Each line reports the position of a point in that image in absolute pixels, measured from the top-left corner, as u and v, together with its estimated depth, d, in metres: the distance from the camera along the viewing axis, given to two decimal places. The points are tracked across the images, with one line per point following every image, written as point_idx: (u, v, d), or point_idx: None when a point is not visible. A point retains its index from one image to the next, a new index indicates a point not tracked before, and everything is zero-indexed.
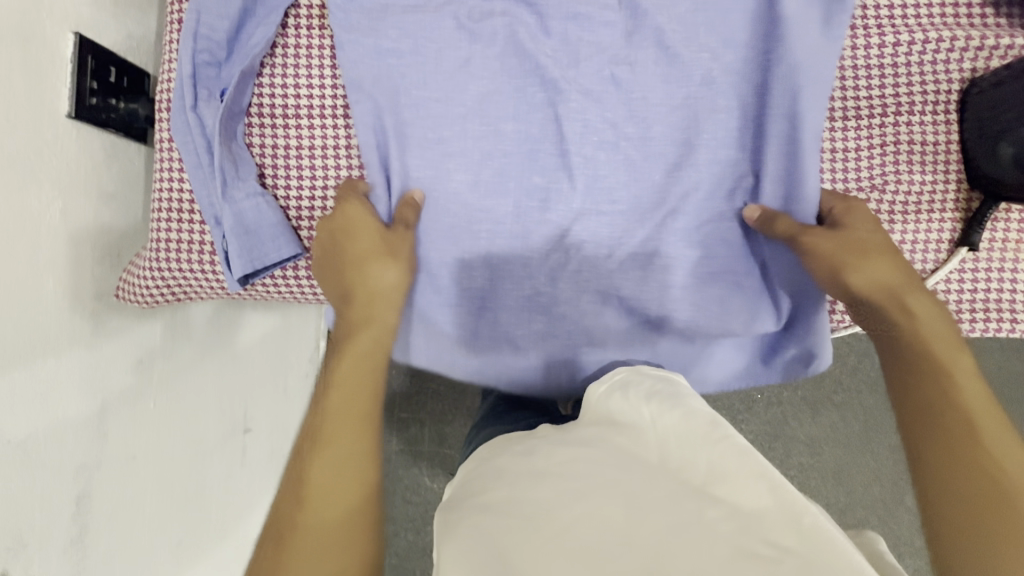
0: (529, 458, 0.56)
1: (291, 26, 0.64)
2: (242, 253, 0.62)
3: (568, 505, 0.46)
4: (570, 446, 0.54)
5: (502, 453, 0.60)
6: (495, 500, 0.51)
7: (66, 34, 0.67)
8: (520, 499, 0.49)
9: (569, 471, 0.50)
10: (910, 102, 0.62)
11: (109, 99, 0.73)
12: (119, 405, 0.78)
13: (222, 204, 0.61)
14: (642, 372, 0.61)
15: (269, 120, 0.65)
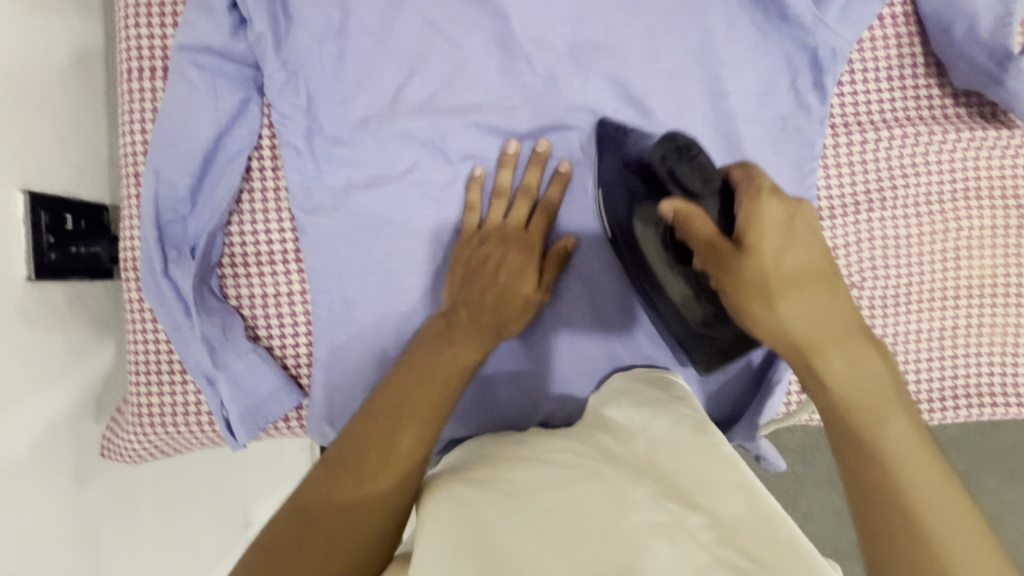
0: (519, 447, 0.57)
1: (255, 170, 0.63)
2: (246, 416, 0.60)
3: (550, 487, 0.47)
4: (568, 441, 0.55)
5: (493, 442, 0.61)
6: (478, 476, 0.52)
7: (14, 196, 0.63)
8: (503, 478, 0.50)
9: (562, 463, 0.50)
10: (882, 196, 0.63)
11: (68, 248, 0.70)
12: (107, 539, 0.74)
13: (215, 373, 0.59)
14: (633, 379, 0.62)
15: (241, 270, 0.63)
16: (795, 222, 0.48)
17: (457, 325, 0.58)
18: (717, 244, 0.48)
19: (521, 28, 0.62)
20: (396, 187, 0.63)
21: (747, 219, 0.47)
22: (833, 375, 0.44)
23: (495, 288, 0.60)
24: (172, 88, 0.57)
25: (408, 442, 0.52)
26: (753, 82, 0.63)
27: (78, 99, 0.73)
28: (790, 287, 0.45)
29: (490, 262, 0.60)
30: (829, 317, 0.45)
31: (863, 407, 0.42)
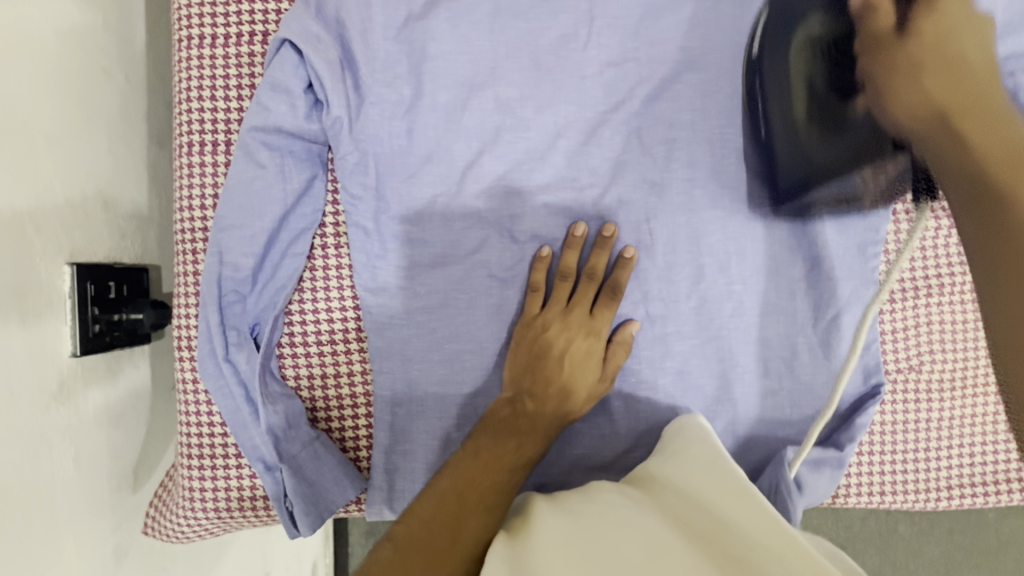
0: (555, 503, 0.54)
1: (319, 248, 0.61)
2: (309, 510, 0.58)
3: (589, 546, 0.44)
4: (603, 497, 0.52)
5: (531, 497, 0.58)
6: (516, 538, 0.49)
7: (60, 269, 0.60)
8: (539, 538, 0.47)
9: (595, 516, 0.48)
10: (941, 283, 0.64)
11: (112, 317, 0.66)
12: None
13: (280, 464, 0.57)
14: (674, 437, 0.59)
15: (301, 350, 0.61)
16: (953, 64, 0.47)
17: (523, 415, 0.58)
18: (906, 58, 0.50)
19: (593, 110, 0.62)
20: (462, 268, 0.62)
21: (933, 86, 0.47)
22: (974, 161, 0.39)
23: (560, 379, 0.60)
24: (237, 168, 0.56)
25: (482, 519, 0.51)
26: None
27: (122, 159, 0.70)
28: (972, 108, 0.43)
29: (556, 351, 0.60)
30: (986, 138, 0.40)
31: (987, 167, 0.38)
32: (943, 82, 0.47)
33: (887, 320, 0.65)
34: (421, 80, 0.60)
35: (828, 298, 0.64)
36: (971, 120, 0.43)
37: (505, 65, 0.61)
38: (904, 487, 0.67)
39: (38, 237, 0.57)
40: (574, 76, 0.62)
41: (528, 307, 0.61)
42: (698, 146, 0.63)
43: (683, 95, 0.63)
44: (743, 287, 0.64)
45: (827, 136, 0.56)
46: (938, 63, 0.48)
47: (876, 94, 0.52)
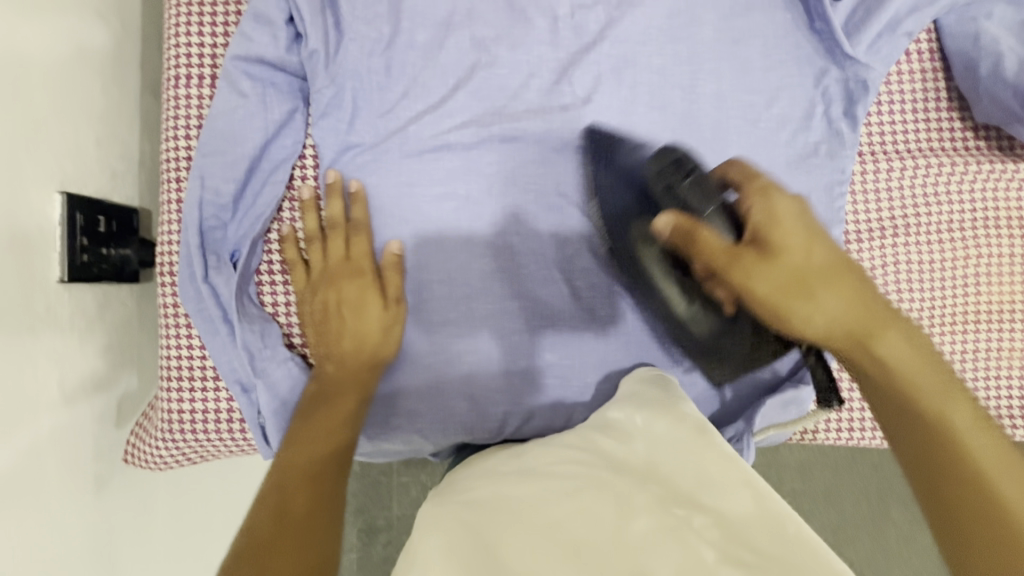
0: (518, 459, 0.56)
1: (298, 179, 0.64)
2: (282, 428, 0.61)
3: (558, 501, 0.45)
4: (566, 451, 0.53)
5: (489, 457, 0.60)
6: (477, 496, 0.50)
7: (51, 196, 0.63)
8: (504, 499, 0.48)
9: (558, 472, 0.49)
10: (905, 224, 0.66)
11: (100, 250, 0.69)
12: (122, 545, 0.71)
13: (255, 379, 0.59)
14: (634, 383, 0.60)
15: (279, 276, 0.63)
16: (777, 211, 0.53)
17: (342, 368, 0.59)
18: (730, 257, 0.52)
19: (565, 51, 0.65)
20: (435, 200, 0.63)
21: (761, 218, 0.53)
22: (865, 324, 0.50)
23: (348, 329, 0.60)
24: (220, 96, 0.59)
25: (307, 506, 0.52)
26: (785, 110, 0.66)
27: (115, 102, 0.73)
28: (813, 275, 0.51)
29: (338, 303, 0.60)
30: (851, 314, 0.50)
31: (894, 361, 0.48)
32: (829, 293, 0.51)
33: (855, 259, 0.66)
34: (398, 19, 0.63)
35: None
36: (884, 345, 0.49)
37: (481, 7, 0.64)
38: None
39: (30, 162, 0.60)
40: (546, 19, 0.65)
41: (293, 280, 0.62)
42: (667, 86, 0.65)
43: (654, 38, 0.65)
44: None
45: (702, 323, 0.60)
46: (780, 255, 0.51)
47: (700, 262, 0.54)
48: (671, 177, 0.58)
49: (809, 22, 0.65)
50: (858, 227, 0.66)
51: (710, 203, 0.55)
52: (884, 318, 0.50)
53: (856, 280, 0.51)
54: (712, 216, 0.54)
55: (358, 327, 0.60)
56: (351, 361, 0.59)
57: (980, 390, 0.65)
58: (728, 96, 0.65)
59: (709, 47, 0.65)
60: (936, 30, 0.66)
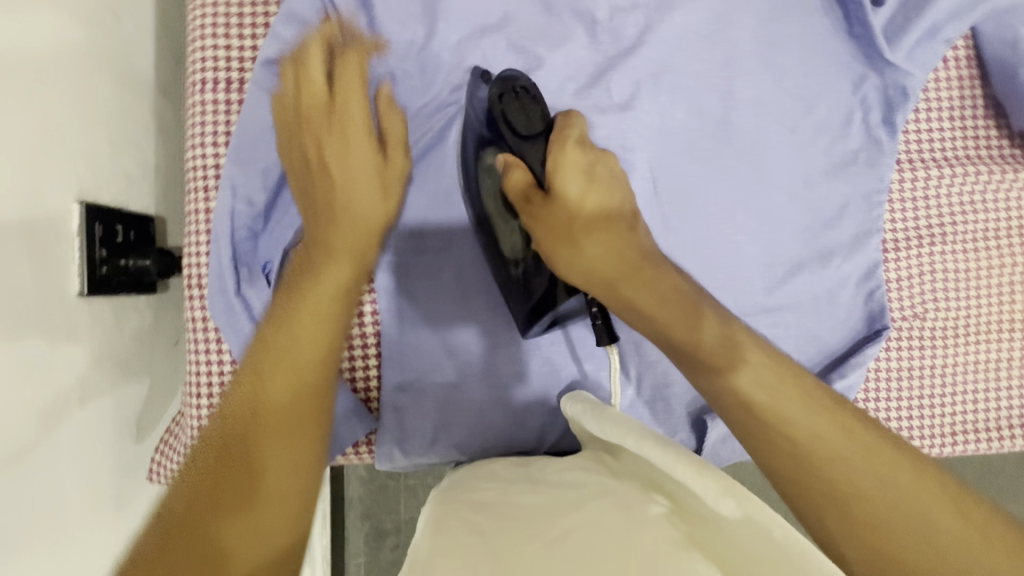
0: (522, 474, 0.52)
1: None
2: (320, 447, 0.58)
3: (553, 517, 0.40)
4: (568, 466, 0.49)
5: (498, 463, 0.57)
6: (478, 507, 0.46)
7: (70, 206, 0.60)
8: (501, 514, 0.44)
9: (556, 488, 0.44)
10: (943, 231, 0.65)
11: (119, 261, 0.66)
12: None
13: None
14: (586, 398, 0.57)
15: None
16: (596, 168, 0.53)
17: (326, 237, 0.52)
18: (524, 198, 0.53)
19: (602, 55, 0.63)
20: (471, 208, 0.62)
21: (551, 169, 0.53)
22: (676, 321, 0.48)
23: (338, 189, 0.52)
24: (251, 101, 0.57)
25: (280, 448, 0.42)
26: (825, 117, 0.65)
27: (131, 107, 0.70)
28: (579, 222, 0.51)
29: (327, 242, 0.52)
30: (666, 308, 0.48)
31: (788, 413, 0.42)
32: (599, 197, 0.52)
33: (892, 267, 0.65)
34: (432, 21, 0.61)
35: (835, 243, 0.65)
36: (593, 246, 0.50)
37: (516, 9, 0.62)
38: (916, 441, 0.65)
39: (49, 170, 0.57)
40: (583, 22, 0.63)
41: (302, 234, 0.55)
42: (707, 91, 0.64)
43: (692, 42, 0.64)
44: (749, 236, 0.64)
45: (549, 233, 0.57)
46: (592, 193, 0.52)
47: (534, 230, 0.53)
48: (509, 97, 0.58)
49: (848, 27, 0.65)
50: (895, 235, 0.66)
51: (532, 135, 0.56)
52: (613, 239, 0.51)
53: (658, 271, 0.50)
54: (530, 151, 0.56)
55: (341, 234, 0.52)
56: (329, 217, 0.52)
57: (1014, 398, 0.66)
58: (768, 102, 0.64)
59: (749, 51, 0.64)
60: (974, 37, 0.66)
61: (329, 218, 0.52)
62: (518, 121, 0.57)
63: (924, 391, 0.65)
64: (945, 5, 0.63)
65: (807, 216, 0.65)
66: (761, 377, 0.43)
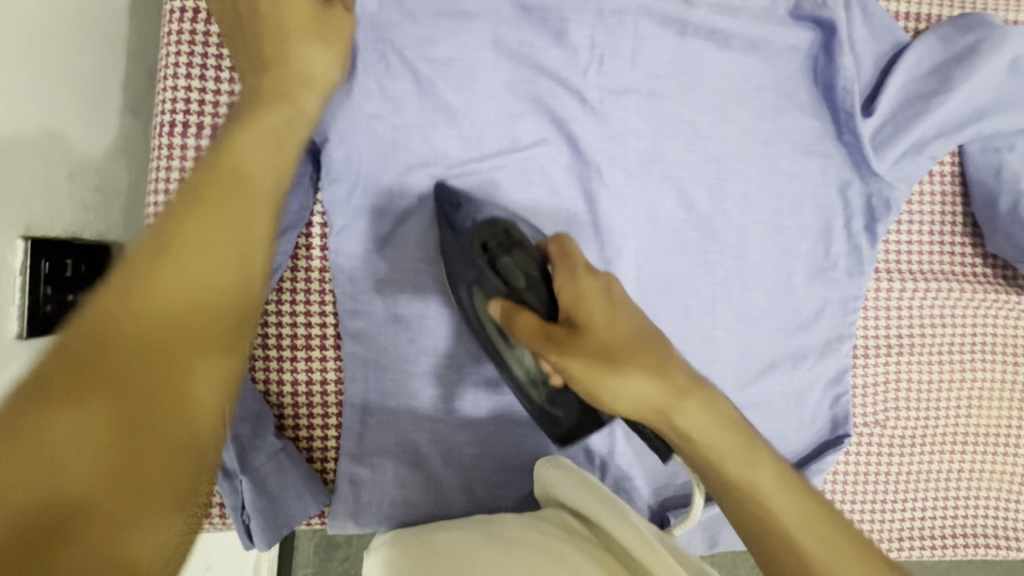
0: (489, 532, 0.52)
1: (303, 247, 0.59)
2: (268, 521, 0.55)
3: None
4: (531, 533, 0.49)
5: (461, 525, 0.55)
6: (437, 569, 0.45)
7: (14, 243, 0.56)
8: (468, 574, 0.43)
9: (515, 545, 0.47)
10: (910, 342, 0.67)
11: (65, 297, 0.61)
12: None
13: (243, 472, 0.54)
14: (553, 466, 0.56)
15: (273, 352, 0.58)
16: (613, 295, 0.47)
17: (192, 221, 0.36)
18: (545, 338, 0.45)
19: (598, 135, 0.62)
20: (448, 278, 0.59)
21: (568, 299, 0.47)
22: (658, 397, 0.44)
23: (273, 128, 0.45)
24: None
25: (177, 399, 0.30)
26: (810, 220, 0.65)
27: (92, 126, 0.65)
28: (620, 351, 0.44)
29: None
30: (653, 387, 0.44)
31: (731, 462, 0.43)
32: (592, 296, 0.47)
33: (859, 373, 0.66)
34: (425, 81, 0.58)
35: (809, 344, 0.65)
36: (634, 369, 0.44)
37: (509, 77, 0.60)
38: None
39: None
40: (577, 99, 0.61)
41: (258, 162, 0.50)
42: (696, 181, 0.63)
43: (686, 132, 0.63)
44: (725, 332, 0.64)
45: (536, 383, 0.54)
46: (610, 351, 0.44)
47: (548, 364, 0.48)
48: (496, 247, 0.52)
49: (840, 133, 0.65)
50: (866, 340, 0.67)
51: (530, 280, 0.50)
52: (628, 350, 0.45)
53: (684, 386, 0.44)
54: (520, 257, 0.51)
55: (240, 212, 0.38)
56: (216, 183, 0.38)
57: (961, 511, 0.68)
58: (757, 198, 0.64)
59: (743, 145, 0.64)
60: (960, 155, 0.67)
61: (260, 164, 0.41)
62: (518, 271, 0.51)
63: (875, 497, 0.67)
64: (935, 122, 0.63)
65: (783, 316, 0.65)
66: (707, 419, 0.44)
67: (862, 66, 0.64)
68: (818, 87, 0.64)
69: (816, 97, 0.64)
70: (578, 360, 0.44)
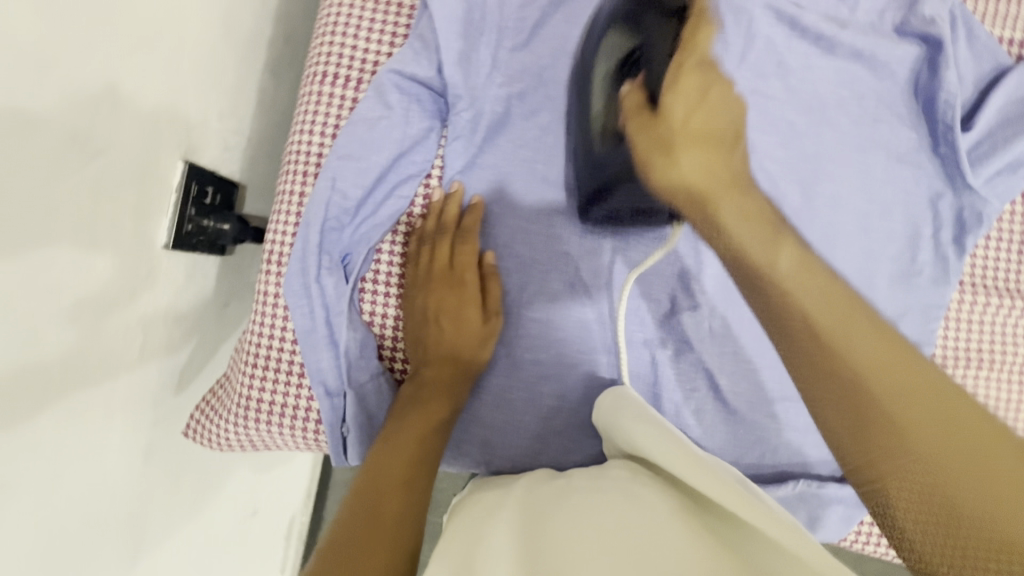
0: (556, 484, 0.54)
1: (420, 197, 0.64)
2: (362, 440, 0.61)
3: (577, 526, 0.43)
4: (598, 479, 0.52)
5: (528, 476, 0.58)
6: (509, 518, 0.48)
7: (176, 163, 0.63)
8: (540, 521, 0.46)
9: (588, 491, 0.50)
10: (992, 357, 0.67)
11: (202, 221, 0.68)
12: (154, 513, 0.71)
13: (348, 390, 0.60)
14: (611, 411, 0.58)
15: (382, 288, 0.63)
16: (709, 93, 0.49)
17: (423, 382, 0.59)
18: (644, 117, 0.50)
19: None
20: (547, 241, 0.64)
21: (668, 84, 0.50)
22: (756, 237, 0.45)
23: (451, 324, 0.60)
24: (366, 105, 0.60)
25: (394, 518, 0.50)
26: (896, 225, 0.67)
27: (242, 75, 0.73)
28: (717, 189, 0.46)
29: (438, 313, 0.61)
30: (752, 224, 0.46)
31: (825, 322, 0.40)
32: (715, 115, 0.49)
33: None
34: (548, 57, 0.64)
35: None
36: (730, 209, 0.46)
37: None
38: None
39: (167, 128, 0.61)
40: None
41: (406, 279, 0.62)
42: (789, 177, 0.66)
43: (783, 129, 0.66)
44: None
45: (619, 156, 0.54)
46: (699, 131, 0.48)
47: (702, 230, 0.48)
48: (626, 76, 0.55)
49: (934, 145, 0.67)
50: (946, 351, 0.67)
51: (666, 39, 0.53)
52: (744, 180, 0.48)
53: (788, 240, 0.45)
54: (658, 49, 0.53)
55: (476, 334, 0.61)
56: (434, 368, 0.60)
57: None
58: (846, 198, 0.67)
59: (838, 147, 0.66)
60: None
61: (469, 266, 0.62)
62: (659, 50, 0.53)
63: None
64: None
65: None
66: (817, 294, 0.41)
67: (962, 84, 0.67)
68: (915, 100, 0.67)
69: (911, 110, 0.67)
70: (708, 164, 0.47)
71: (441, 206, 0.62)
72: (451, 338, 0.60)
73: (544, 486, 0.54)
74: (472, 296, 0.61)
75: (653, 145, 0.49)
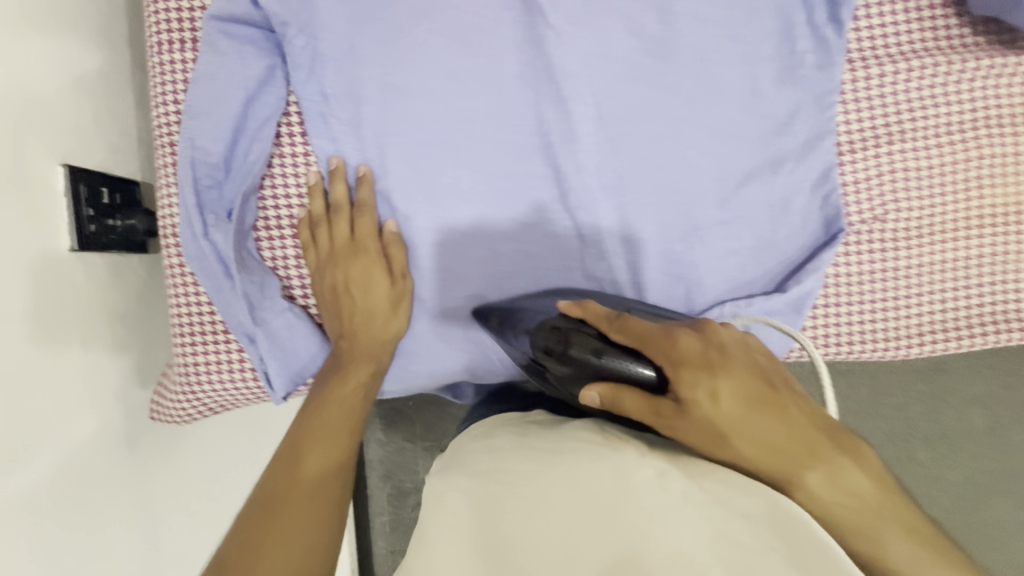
0: (525, 437, 0.53)
1: (285, 135, 0.65)
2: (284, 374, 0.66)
3: (559, 488, 0.42)
4: (579, 431, 0.50)
5: (502, 429, 0.57)
6: (481, 473, 0.48)
7: (55, 167, 0.65)
8: (505, 476, 0.47)
9: (574, 449, 0.47)
10: (900, 129, 0.64)
11: (107, 221, 0.72)
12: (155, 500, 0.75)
13: (256, 328, 0.63)
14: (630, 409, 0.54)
15: (275, 232, 0.66)
16: (725, 356, 0.45)
17: (350, 352, 0.65)
18: (654, 410, 0.45)
19: None
20: (421, 147, 0.65)
21: (667, 359, 0.45)
22: (794, 457, 0.44)
23: (360, 292, 0.64)
24: (203, 59, 0.61)
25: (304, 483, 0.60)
26: (769, 21, 0.63)
27: (107, 77, 0.75)
28: (737, 417, 0.43)
29: (348, 285, 0.64)
30: (762, 408, 0.44)
31: (840, 502, 0.44)
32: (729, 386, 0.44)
33: (849, 171, 0.65)
34: None
35: (787, 150, 0.64)
36: (813, 475, 0.44)
37: None
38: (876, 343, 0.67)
39: (32, 135, 0.61)
40: None
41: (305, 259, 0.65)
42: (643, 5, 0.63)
43: None
44: (698, 152, 0.64)
45: None
46: (744, 433, 0.43)
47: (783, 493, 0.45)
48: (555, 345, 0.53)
49: None
50: (851, 139, 0.64)
51: (598, 353, 0.49)
52: (761, 406, 0.44)
53: (867, 451, 0.47)
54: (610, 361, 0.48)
55: (386, 295, 0.65)
56: (363, 335, 0.64)
57: (983, 294, 0.65)
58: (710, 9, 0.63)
59: None
60: None
61: (365, 232, 0.64)
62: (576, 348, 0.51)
63: (884, 293, 0.66)
64: None
65: (755, 127, 0.64)
66: (919, 548, 0.44)
67: None
68: None
69: None
70: (729, 384, 0.43)
71: (321, 185, 0.64)
72: (366, 310, 0.64)
73: (514, 446, 0.52)
74: (379, 259, 0.65)
75: (705, 441, 0.43)
